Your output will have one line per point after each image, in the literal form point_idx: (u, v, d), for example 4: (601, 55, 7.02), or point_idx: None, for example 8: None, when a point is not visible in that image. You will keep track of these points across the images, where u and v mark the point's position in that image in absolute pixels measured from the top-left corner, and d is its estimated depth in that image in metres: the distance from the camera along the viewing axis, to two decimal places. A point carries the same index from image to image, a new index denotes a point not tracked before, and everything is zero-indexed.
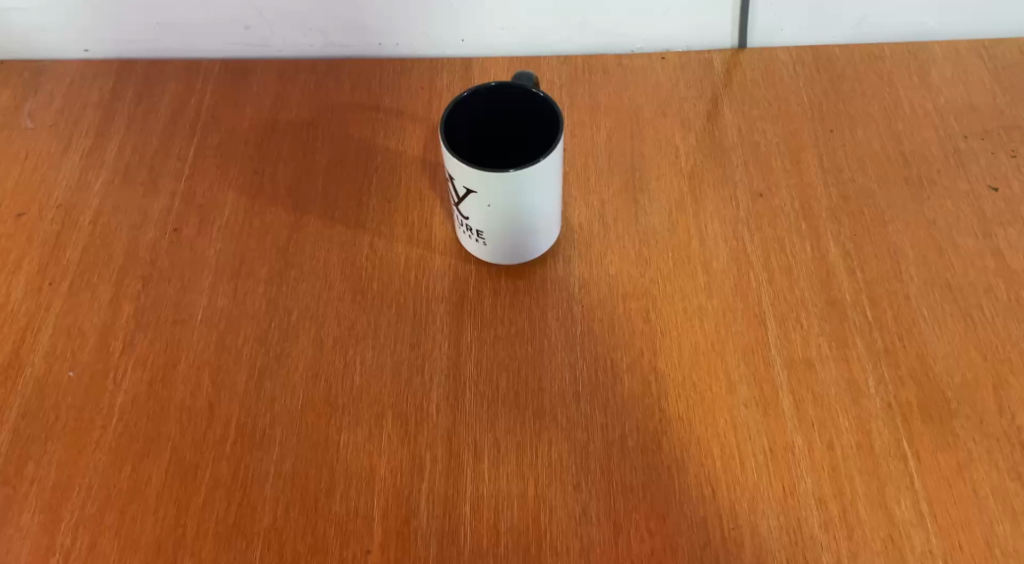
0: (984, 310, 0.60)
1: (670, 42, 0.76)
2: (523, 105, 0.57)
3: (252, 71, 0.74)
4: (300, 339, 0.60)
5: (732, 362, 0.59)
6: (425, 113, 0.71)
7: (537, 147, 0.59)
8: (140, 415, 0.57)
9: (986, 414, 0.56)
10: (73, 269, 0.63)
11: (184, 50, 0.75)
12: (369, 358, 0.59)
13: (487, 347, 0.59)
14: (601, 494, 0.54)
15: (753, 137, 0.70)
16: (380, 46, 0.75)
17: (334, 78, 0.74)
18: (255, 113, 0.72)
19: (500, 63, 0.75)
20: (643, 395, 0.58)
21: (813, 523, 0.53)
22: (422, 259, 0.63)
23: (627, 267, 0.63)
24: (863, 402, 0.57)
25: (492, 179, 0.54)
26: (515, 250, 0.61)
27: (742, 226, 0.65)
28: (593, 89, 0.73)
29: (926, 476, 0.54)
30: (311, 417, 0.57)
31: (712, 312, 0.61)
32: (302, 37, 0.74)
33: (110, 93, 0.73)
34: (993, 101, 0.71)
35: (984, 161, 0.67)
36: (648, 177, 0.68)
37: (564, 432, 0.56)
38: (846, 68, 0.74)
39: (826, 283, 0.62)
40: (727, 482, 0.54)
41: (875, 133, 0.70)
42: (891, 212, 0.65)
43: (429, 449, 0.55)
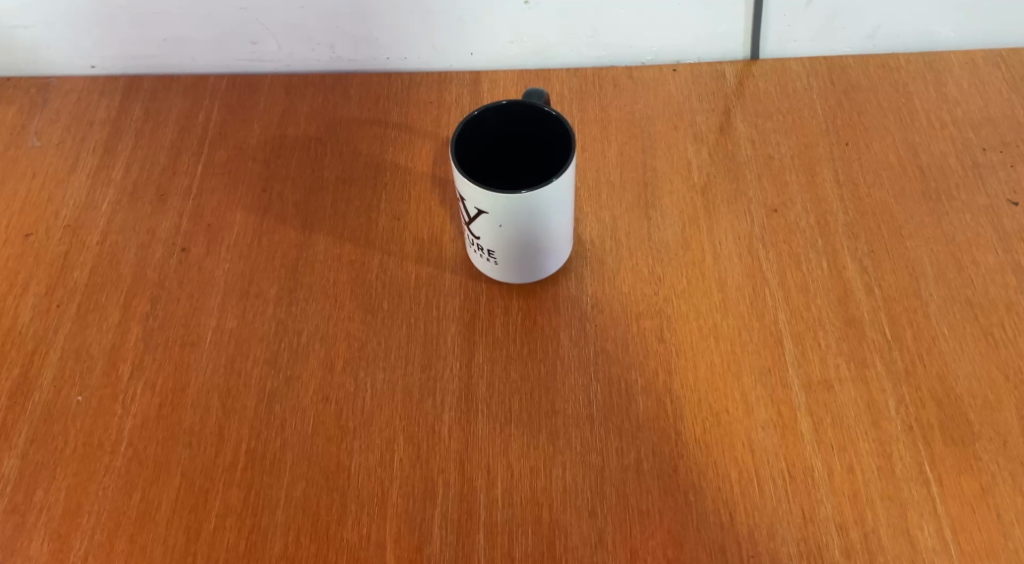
0: (1006, 328, 0.59)
1: (681, 54, 0.75)
2: (534, 124, 0.56)
3: (259, 86, 0.74)
4: (310, 362, 0.59)
5: (748, 383, 0.58)
6: (434, 128, 0.71)
7: (547, 168, 0.58)
8: (149, 440, 0.56)
9: (1010, 435, 0.55)
10: (81, 291, 0.63)
11: (192, 64, 0.75)
12: (380, 380, 0.58)
13: (498, 369, 0.58)
14: (617, 520, 0.53)
15: (766, 150, 0.69)
16: (388, 60, 0.74)
17: (341, 93, 0.73)
18: (263, 129, 0.71)
19: (509, 76, 0.74)
20: (658, 417, 0.57)
21: (834, 550, 0.52)
22: (432, 278, 0.62)
23: (640, 285, 0.62)
24: (883, 423, 0.56)
25: (503, 201, 0.53)
26: (526, 270, 0.60)
27: (757, 243, 0.64)
28: (603, 103, 0.72)
29: (949, 501, 0.53)
30: (322, 441, 0.56)
31: (727, 331, 0.60)
32: (310, 52, 0.73)
33: (118, 110, 0.73)
34: (1011, 112, 0.69)
35: (1004, 175, 0.66)
36: (660, 192, 0.67)
37: (578, 457, 0.55)
38: (860, 80, 0.72)
39: (843, 301, 0.61)
40: (746, 508, 0.53)
41: (891, 146, 0.69)
42: (909, 226, 0.64)
43: (442, 475, 0.55)
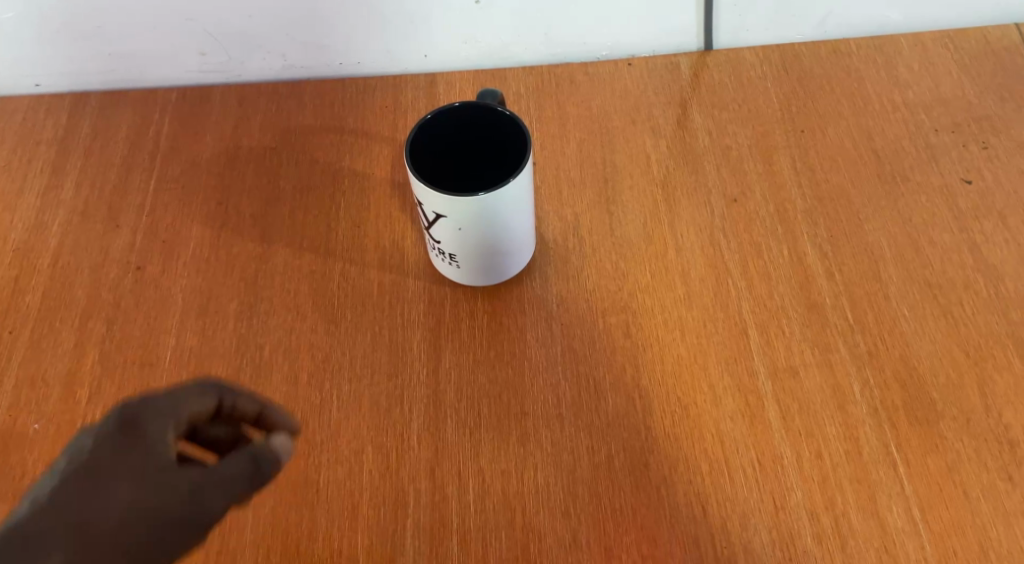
0: (964, 306, 0.60)
1: (636, 48, 0.75)
2: (489, 125, 0.56)
3: (211, 98, 0.72)
4: (273, 376, 0.58)
5: (715, 374, 0.58)
6: (391, 132, 0.70)
7: (504, 169, 0.58)
8: None
9: (972, 413, 0.56)
10: (34, 315, 0.61)
11: (141, 78, 0.73)
12: (347, 391, 0.57)
13: (466, 373, 0.58)
14: (590, 520, 0.53)
15: (723, 141, 0.69)
16: (341, 66, 0.73)
17: (295, 101, 0.72)
18: (216, 141, 0.70)
19: (465, 78, 0.74)
20: (628, 413, 0.57)
21: (806, 536, 0.53)
22: (395, 284, 0.62)
23: (605, 281, 0.62)
24: (848, 408, 0.57)
25: (461, 204, 0.53)
26: (488, 272, 0.60)
27: (718, 233, 0.64)
28: (560, 100, 0.72)
29: (916, 482, 0.54)
30: (289, 456, 0.55)
31: (693, 323, 0.60)
32: (261, 61, 0.72)
33: (65, 129, 0.71)
34: (962, 92, 0.70)
35: (957, 154, 0.67)
36: (621, 187, 0.67)
37: (549, 457, 0.55)
38: (813, 66, 0.73)
39: (805, 287, 0.61)
40: (718, 498, 0.54)
41: (846, 131, 0.69)
42: (867, 210, 0.65)
43: (412, 484, 0.54)
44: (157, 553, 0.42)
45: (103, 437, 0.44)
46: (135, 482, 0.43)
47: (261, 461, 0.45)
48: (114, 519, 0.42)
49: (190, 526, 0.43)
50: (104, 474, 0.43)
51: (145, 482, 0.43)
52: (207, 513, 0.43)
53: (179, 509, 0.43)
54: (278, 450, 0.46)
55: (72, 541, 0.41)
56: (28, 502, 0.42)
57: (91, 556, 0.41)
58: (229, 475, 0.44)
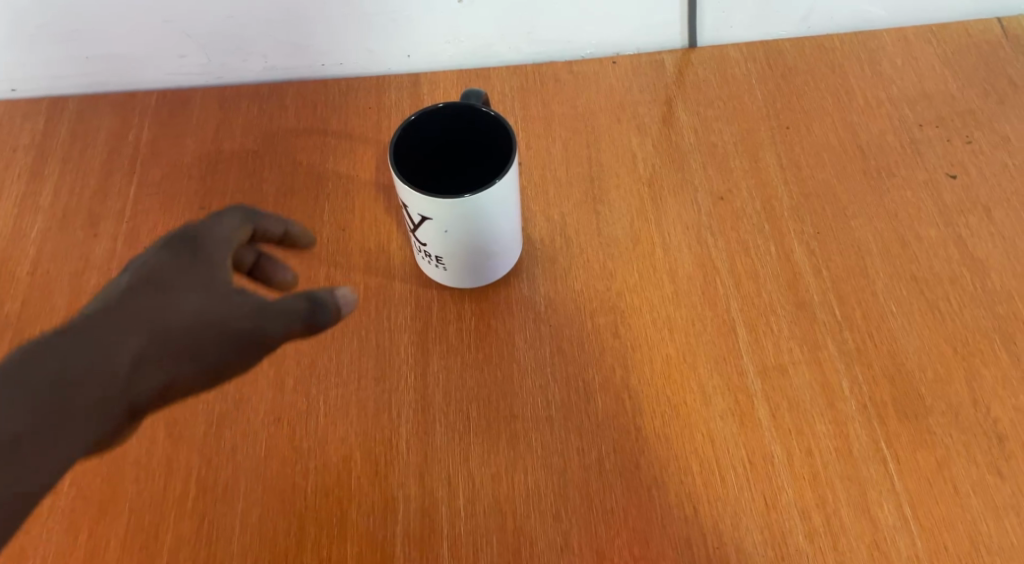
0: (951, 301, 0.60)
1: (621, 46, 0.75)
2: (474, 126, 0.55)
3: (191, 101, 0.72)
4: (259, 383, 0.57)
5: (705, 373, 0.58)
6: (375, 134, 0.69)
7: (489, 170, 0.57)
8: (93, 476, 0.54)
9: (961, 408, 0.56)
10: (13, 325, 0.60)
11: (119, 82, 0.72)
12: (334, 396, 0.57)
13: (454, 376, 0.58)
14: (582, 522, 0.53)
15: (709, 139, 0.69)
16: (324, 67, 0.72)
17: (277, 103, 0.71)
18: (197, 144, 0.69)
19: (449, 78, 0.73)
20: (618, 414, 0.56)
21: (797, 534, 0.52)
22: (381, 287, 0.61)
23: (593, 281, 0.62)
24: (838, 405, 0.57)
25: (446, 206, 0.52)
26: (475, 274, 0.60)
27: (705, 231, 0.64)
28: (545, 99, 0.72)
29: (906, 479, 0.54)
30: (276, 464, 0.54)
31: (681, 322, 0.60)
32: (242, 63, 0.71)
33: (42, 134, 0.70)
34: (945, 87, 0.70)
35: (941, 149, 0.67)
36: (607, 186, 0.67)
37: (539, 460, 0.55)
38: (797, 63, 0.73)
39: (793, 285, 0.61)
40: (709, 498, 0.53)
41: (831, 127, 0.69)
42: (853, 206, 0.65)
43: (401, 489, 0.54)
44: (219, 361, 0.47)
45: (173, 251, 0.49)
46: (200, 293, 0.48)
47: (318, 307, 0.50)
48: (180, 320, 0.47)
49: (248, 340, 0.47)
50: (175, 282, 0.48)
51: (208, 297, 0.48)
52: (264, 333, 0.48)
53: (240, 324, 0.47)
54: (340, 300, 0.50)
55: (147, 333, 0.46)
56: (108, 294, 0.48)
57: (167, 351, 0.46)
58: (286, 309, 0.48)
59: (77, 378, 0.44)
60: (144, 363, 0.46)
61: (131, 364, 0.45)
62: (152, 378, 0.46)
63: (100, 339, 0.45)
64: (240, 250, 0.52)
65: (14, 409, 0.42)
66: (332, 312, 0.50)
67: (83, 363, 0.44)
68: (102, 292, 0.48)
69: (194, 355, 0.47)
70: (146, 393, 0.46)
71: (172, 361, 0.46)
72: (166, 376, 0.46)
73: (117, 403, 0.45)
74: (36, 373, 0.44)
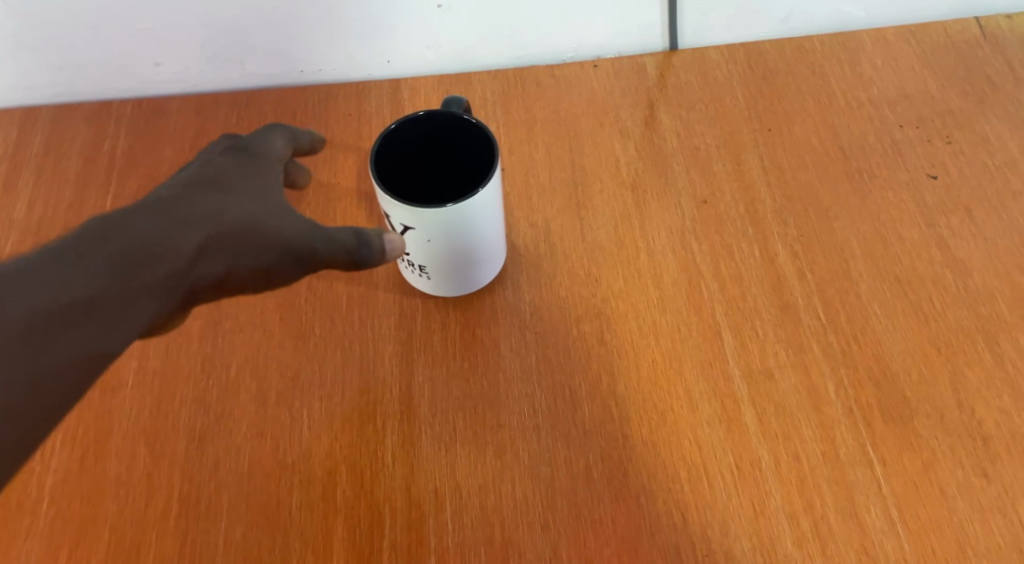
0: (934, 302, 0.60)
1: (602, 49, 0.74)
2: (456, 133, 0.55)
3: (168, 109, 0.71)
4: (241, 396, 0.57)
5: (691, 378, 0.58)
6: (356, 141, 0.69)
7: (472, 177, 0.57)
8: (73, 495, 0.53)
9: (946, 409, 0.56)
10: None
11: (94, 91, 0.71)
12: (318, 409, 0.56)
13: (440, 386, 0.57)
14: (571, 532, 0.52)
15: (691, 142, 0.69)
16: (302, 73, 0.72)
17: (256, 110, 0.70)
18: (175, 154, 0.68)
19: (430, 83, 0.72)
20: (605, 421, 0.56)
21: (786, 540, 0.52)
22: (365, 297, 0.61)
23: (578, 287, 0.62)
24: (824, 409, 0.57)
25: (429, 216, 0.52)
26: (459, 282, 0.59)
27: (689, 235, 0.64)
28: (526, 104, 0.71)
29: (893, 481, 0.54)
30: (260, 478, 0.54)
31: (667, 327, 0.60)
32: (219, 70, 0.70)
33: (15, 146, 0.69)
34: (925, 87, 0.71)
35: (922, 149, 0.68)
36: (591, 191, 0.66)
37: (526, 470, 0.54)
38: (778, 64, 0.73)
39: (777, 288, 0.61)
40: (697, 505, 0.53)
41: (813, 129, 0.69)
42: (836, 208, 0.65)
43: (388, 502, 0.53)
44: (274, 267, 0.48)
45: (233, 160, 0.51)
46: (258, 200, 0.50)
47: (365, 241, 0.50)
48: (241, 217, 0.48)
49: (301, 250, 0.49)
50: (237, 185, 0.50)
51: (264, 205, 0.49)
52: (317, 246, 0.49)
53: (297, 233, 0.49)
54: (387, 244, 0.51)
55: (211, 222, 0.47)
56: (169, 187, 0.49)
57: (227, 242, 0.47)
58: (335, 235, 0.50)
59: (149, 250, 0.44)
60: (206, 253, 0.46)
61: (197, 248, 0.46)
62: (213, 266, 0.47)
63: (169, 220, 0.46)
64: (285, 166, 0.56)
65: (91, 270, 0.42)
66: (380, 255, 0.51)
67: (155, 238, 0.45)
68: (161, 185, 0.49)
69: (251, 254, 0.48)
70: (206, 279, 0.46)
71: (232, 253, 0.47)
72: (227, 266, 0.47)
73: (179, 283, 0.45)
74: (111, 240, 0.44)
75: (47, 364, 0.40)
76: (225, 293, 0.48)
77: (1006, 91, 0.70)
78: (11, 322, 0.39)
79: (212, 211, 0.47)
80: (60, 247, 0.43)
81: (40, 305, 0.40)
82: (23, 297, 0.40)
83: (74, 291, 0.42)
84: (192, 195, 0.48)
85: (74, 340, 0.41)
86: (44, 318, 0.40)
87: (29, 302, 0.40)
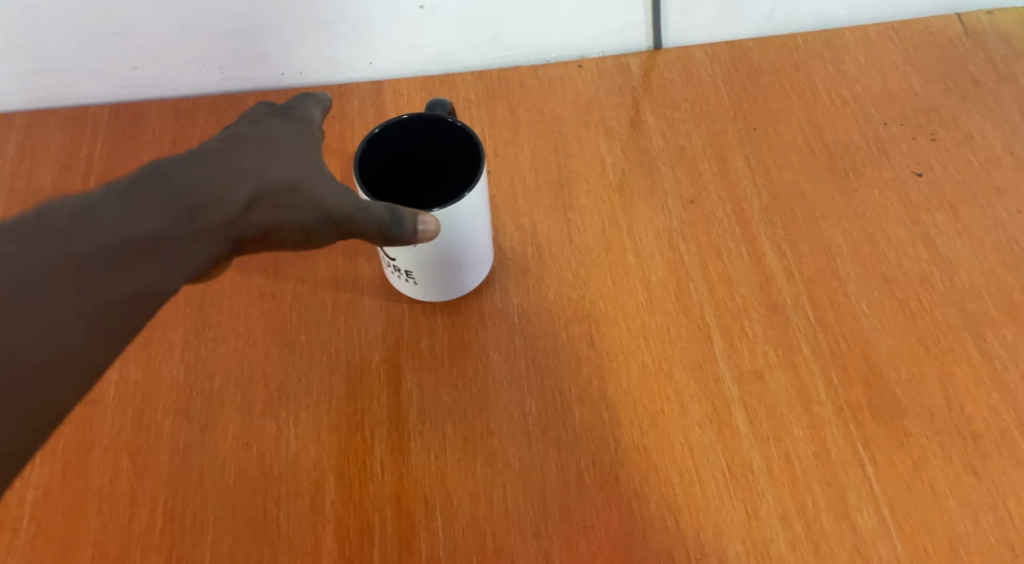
0: (922, 300, 0.60)
1: (586, 49, 0.74)
2: (441, 137, 0.54)
3: (146, 114, 0.69)
4: (225, 407, 0.56)
5: (681, 381, 0.57)
6: (338, 144, 0.68)
7: (458, 181, 0.56)
8: (54, 511, 0.52)
9: (935, 407, 0.56)
10: None
11: (69, 97, 0.70)
12: (304, 418, 0.55)
13: (429, 393, 0.56)
14: (563, 538, 0.52)
15: (677, 142, 0.68)
16: (283, 76, 0.70)
17: (236, 114, 0.69)
18: (154, 160, 0.67)
19: (412, 84, 0.71)
20: (596, 426, 0.56)
21: (779, 542, 0.52)
22: (351, 303, 0.60)
23: (566, 290, 0.61)
24: (814, 409, 0.56)
25: None
26: (446, 287, 0.58)
27: (677, 236, 0.64)
28: (511, 105, 0.71)
29: (884, 481, 0.54)
30: (246, 490, 0.53)
31: (656, 330, 0.59)
32: (197, 74, 0.69)
33: None
34: (908, 85, 0.71)
35: (906, 147, 0.68)
36: (577, 192, 0.66)
37: (517, 477, 0.54)
38: (762, 63, 0.73)
39: (765, 288, 0.61)
40: (690, 509, 0.53)
41: (798, 127, 0.69)
42: (822, 207, 0.65)
43: (377, 513, 0.52)
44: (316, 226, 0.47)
45: (280, 120, 0.51)
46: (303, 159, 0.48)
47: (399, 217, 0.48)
48: (287, 172, 0.47)
49: (343, 212, 0.47)
50: (286, 144, 0.48)
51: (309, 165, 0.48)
52: (355, 212, 0.48)
53: (338, 196, 0.48)
54: (420, 228, 0.49)
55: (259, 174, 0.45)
56: (221, 139, 0.48)
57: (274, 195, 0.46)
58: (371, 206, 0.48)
59: (204, 194, 0.43)
60: (256, 203, 0.45)
61: (247, 198, 0.45)
62: (262, 217, 0.45)
63: (222, 168, 0.45)
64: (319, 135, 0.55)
65: (145, 209, 0.41)
66: (412, 235, 0.49)
67: (209, 184, 0.44)
68: (212, 136, 0.48)
69: (296, 210, 0.46)
70: (254, 230, 0.45)
71: (279, 207, 0.46)
72: (274, 221, 0.46)
73: (228, 233, 0.44)
74: (168, 182, 0.43)
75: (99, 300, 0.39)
76: (271, 246, 0.47)
77: (988, 87, 0.70)
78: (73, 255, 0.38)
79: (262, 163, 0.46)
80: (117, 188, 0.42)
81: (97, 241, 0.39)
82: (80, 232, 0.39)
83: (130, 229, 0.40)
84: (242, 147, 0.47)
85: (129, 278, 0.40)
86: (97, 253, 0.39)
87: (86, 237, 0.39)
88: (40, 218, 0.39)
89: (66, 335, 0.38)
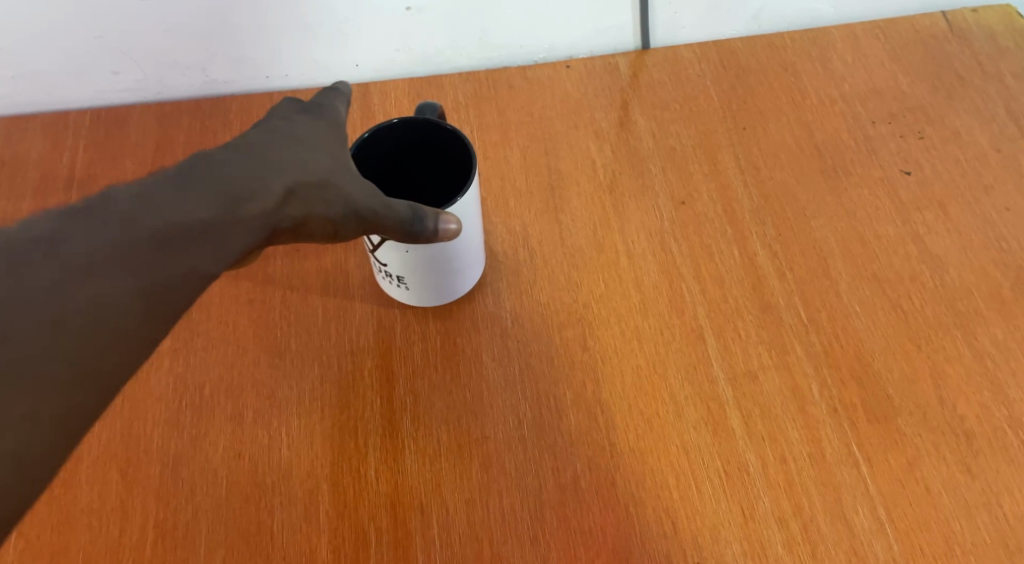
0: (913, 299, 0.60)
1: (573, 50, 0.73)
2: (433, 141, 0.53)
3: (128, 119, 0.68)
4: (216, 417, 0.55)
5: (676, 383, 0.57)
6: None
7: (450, 185, 0.55)
8: (42, 527, 0.51)
9: (929, 406, 0.56)
10: None
11: (50, 102, 0.69)
12: (296, 427, 0.54)
13: (422, 399, 0.56)
14: (560, 544, 0.52)
15: (667, 142, 0.68)
16: (268, 79, 0.70)
17: (220, 118, 0.68)
18: (137, 166, 0.66)
19: (400, 86, 0.71)
20: (591, 430, 0.55)
21: (777, 544, 0.52)
22: (341, 310, 0.59)
23: (558, 293, 0.61)
24: (808, 409, 0.56)
25: None
26: (438, 291, 0.58)
27: (669, 237, 0.63)
28: (499, 106, 0.70)
29: (880, 481, 0.54)
30: (239, 501, 0.52)
31: (650, 332, 0.59)
32: (181, 77, 0.68)
33: None
34: (895, 83, 0.71)
35: (894, 145, 0.68)
36: (567, 194, 0.66)
37: (513, 483, 0.53)
38: (750, 61, 0.73)
39: (758, 288, 0.61)
40: (686, 512, 0.53)
41: (787, 127, 0.69)
42: (812, 207, 0.65)
43: (372, 522, 0.52)
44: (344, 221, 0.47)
45: (311, 110, 0.50)
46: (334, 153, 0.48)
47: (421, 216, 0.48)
48: (318, 168, 0.47)
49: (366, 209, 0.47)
50: (316, 136, 0.48)
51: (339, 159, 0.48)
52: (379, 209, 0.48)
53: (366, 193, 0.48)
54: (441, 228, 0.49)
55: (294, 169, 0.46)
56: (254, 132, 0.48)
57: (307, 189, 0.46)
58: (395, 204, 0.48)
59: (242, 188, 0.43)
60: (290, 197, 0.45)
61: (283, 190, 0.45)
62: (296, 211, 0.46)
63: (258, 161, 0.45)
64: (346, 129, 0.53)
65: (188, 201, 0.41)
66: (433, 234, 0.49)
67: (247, 175, 0.44)
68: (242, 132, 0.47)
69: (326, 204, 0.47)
70: (286, 222, 0.45)
71: (310, 201, 0.46)
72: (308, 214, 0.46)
73: (265, 223, 0.44)
74: (207, 175, 0.43)
75: (151, 282, 0.39)
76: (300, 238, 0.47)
77: (974, 85, 0.70)
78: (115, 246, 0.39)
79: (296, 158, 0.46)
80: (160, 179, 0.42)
81: (148, 225, 0.40)
82: (135, 216, 0.40)
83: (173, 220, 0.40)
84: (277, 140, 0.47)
85: (179, 262, 0.40)
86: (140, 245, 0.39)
87: (131, 228, 0.39)
88: (92, 203, 0.39)
89: (98, 344, 0.37)
